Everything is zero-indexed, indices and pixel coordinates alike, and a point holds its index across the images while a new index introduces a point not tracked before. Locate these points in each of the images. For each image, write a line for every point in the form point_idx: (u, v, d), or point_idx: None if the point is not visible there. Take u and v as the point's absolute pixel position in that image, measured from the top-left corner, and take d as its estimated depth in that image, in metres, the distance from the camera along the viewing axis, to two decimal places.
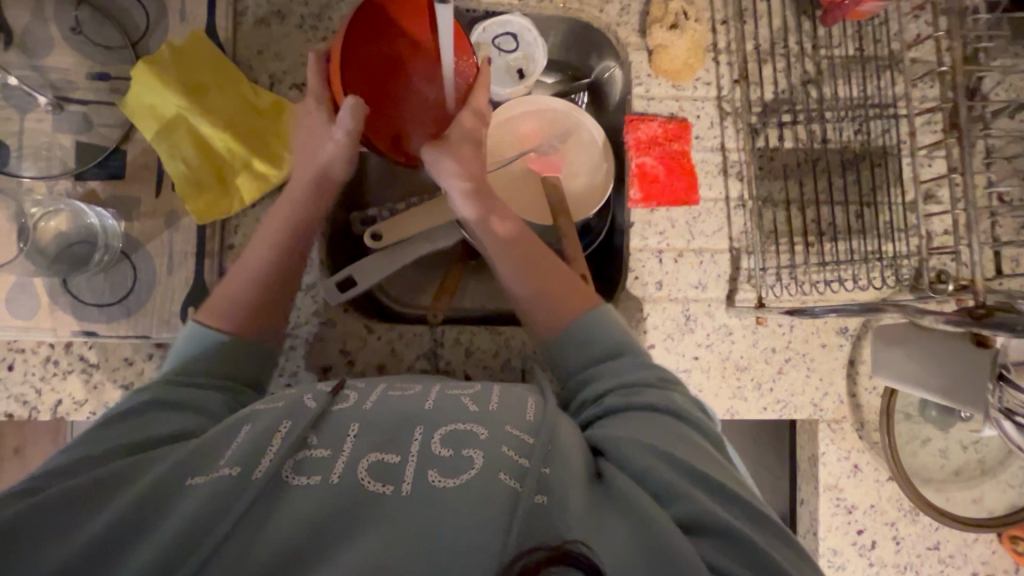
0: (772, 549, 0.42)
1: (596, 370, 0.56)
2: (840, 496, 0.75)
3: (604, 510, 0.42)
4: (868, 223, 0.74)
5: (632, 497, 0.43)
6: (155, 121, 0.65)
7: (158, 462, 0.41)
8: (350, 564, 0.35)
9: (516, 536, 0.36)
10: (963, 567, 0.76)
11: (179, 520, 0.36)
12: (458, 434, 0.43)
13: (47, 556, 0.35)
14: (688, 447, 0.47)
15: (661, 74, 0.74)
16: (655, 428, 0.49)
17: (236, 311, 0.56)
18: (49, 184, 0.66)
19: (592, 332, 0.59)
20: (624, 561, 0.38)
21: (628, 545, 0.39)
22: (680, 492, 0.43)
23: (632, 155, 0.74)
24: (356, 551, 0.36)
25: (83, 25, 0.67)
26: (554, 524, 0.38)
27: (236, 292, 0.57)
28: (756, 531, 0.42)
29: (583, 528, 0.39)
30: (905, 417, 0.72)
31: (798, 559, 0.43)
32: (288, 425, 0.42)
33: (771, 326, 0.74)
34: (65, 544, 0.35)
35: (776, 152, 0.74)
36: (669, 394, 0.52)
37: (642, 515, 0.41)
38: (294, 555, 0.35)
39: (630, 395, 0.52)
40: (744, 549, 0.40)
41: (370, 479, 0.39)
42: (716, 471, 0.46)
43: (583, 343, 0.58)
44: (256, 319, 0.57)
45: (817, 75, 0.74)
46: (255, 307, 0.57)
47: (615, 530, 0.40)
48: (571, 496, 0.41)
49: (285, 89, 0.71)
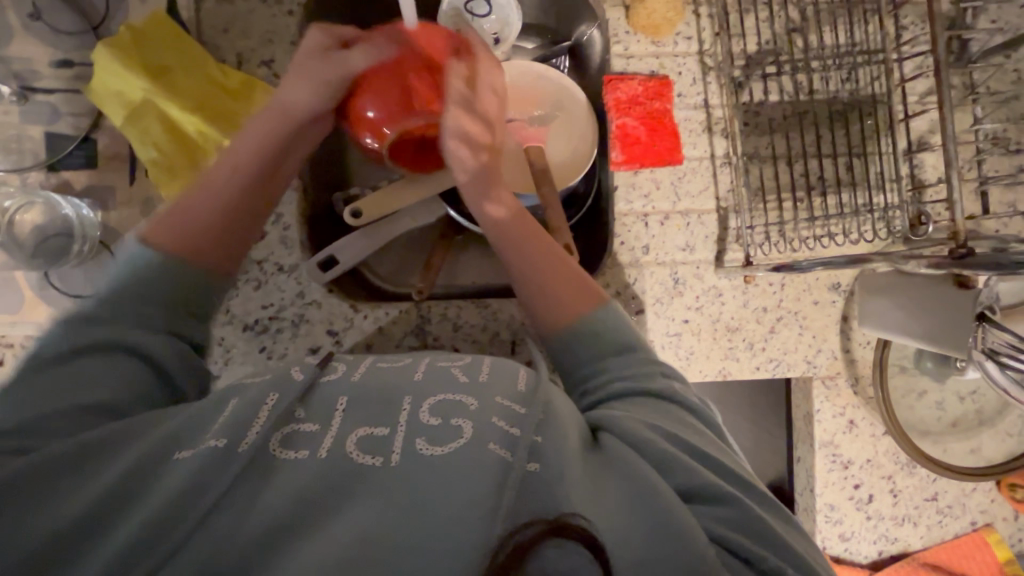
0: (764, 514, 0.43)
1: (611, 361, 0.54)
2: (836, 452, 0.74)
3: (602, 476, 0.42)
4: (859, 175, 0.72)
5: (635, 466, 0.43)
6: (124, 107, 0.63)
7: (141, 437, 0.40)
8: (343, 534, 0.35)
9: (507, 505, 0.36)
10: (962, 516, 0.76)
11: (164, 493, 0.35)
12: (447, 405, 0.42)
13: (30, 531, 0.34)
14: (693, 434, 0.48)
15: (639, 30, 0.72)
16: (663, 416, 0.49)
17: (181, 239, 0.51)
18: (23, 177, 0.65)
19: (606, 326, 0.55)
20: (624, 529, 0.38)
21: (625, 510, 0.40)
22: (676, 461, 0.44)
23: (613, 116, 0.71)
24: (336, 529, 0.35)
25: (41, 11, 0.66)
26: (547, 490, 0.38)
27: (184, 217, 0.51)
28: (744, 493, 0.44)
29: (578, 492, 0.39)
30: (900, 369, 0.71)
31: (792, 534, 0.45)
32: (274, 398, 0.41)
33: (761, 285, 0.72)
34: (48, 519, 0.35)
35: (761, 106, 0.72)
36: (660, 369, 0.54)
37: (644, 484, 0.41)
38: (285, 524, 0.35)
39: (639, 365, 0.53)
40: (740, 513, 0.42)
41: (358, 451, 0.39)
42: (707, 442, 0.47)
43: (591, 338, 0.54)
44: (198, 251, 0.51)
45: (802, 22, 0.71)
46: (198, 238, 0.51)
47: (612, 496, 0.41)
48: (569, 463, 0.41)
49: (254, 68, 0.69)
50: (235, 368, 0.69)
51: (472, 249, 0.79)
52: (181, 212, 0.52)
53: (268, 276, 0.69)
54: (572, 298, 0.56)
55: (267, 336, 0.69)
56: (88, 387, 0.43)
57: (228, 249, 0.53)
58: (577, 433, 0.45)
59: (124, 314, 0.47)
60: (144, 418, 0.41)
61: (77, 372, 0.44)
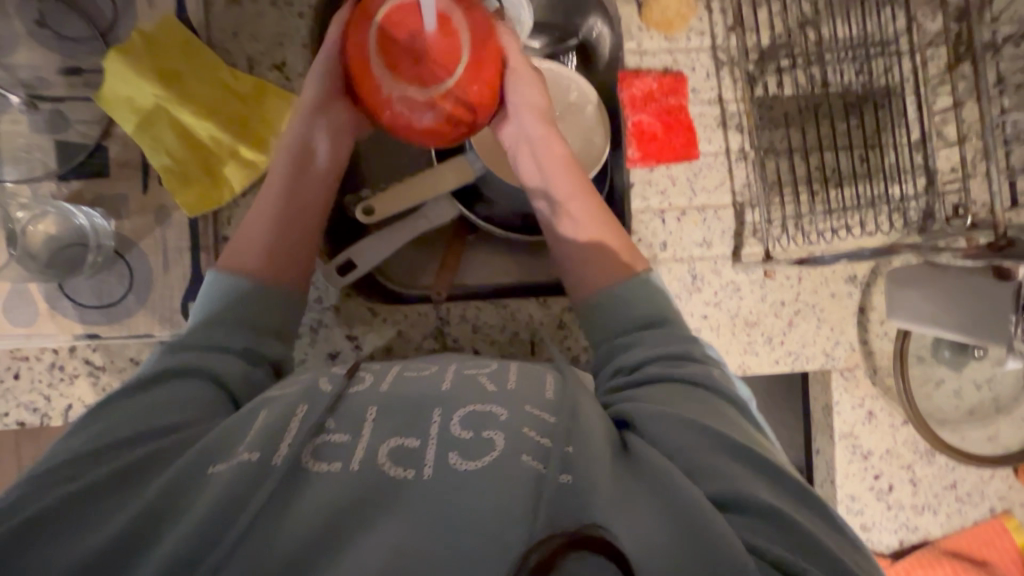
0: (806, 520, 0.40)
1: (638, 335, 0.54)
2: (855, 443, 0.75)
3: (634, 487, 0.41)
4: (873, 167, 0.72)
5: (665, 472, 0.42)
6: (134, 114, 0.63)
7: (179, 449, 0.40)
8: (378, 550, 0.34)
9: (543, 517, 0.36)
10: (981, 503, 0.77)
11: (203, 506, 0.35)
12: (477, 416, 0.42)
13: (74, 549, 0.34)
14: (724, 422, 0.46)
15: (652, 26, 0.71)
16: (690, 402, 0.47)
17: (253, 256, 0.54)
18: (34, 187, 0.64)
19: (631, 297, 0.56)
20: (658, 543, 0.37)
21: (659, 524, 0.38)
22: (707, 464, 0.42)
23: (627, 112, 0.71)
24: (369, 544, 0.35)
25: (46, 17, 0.64)
26: (582, 503, 0.37)
27: (250, 236, 0.55)
28: (783, 494, 0.42)
29: (611, 504, 0.38)
30: (918, 360, 0.72)
31: (840, 536, 0.41)
32: (304, 410, 0.41)
33: (779, 279, 0.72)
34: (92, 536, 0.34)
35: (776, 100, 0.72)
36: (692, 355, 0.52)
37: (676, 493, 0.40)
38: (320, 540, 0.35)
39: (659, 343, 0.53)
40: (780, 518, 0.39)
41: (391, 465, 0.39)
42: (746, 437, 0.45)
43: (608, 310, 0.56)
44: (275, 270, 0.54)
45: (815, 15, 0.71)
46: (274, 256, 0.55)
47: (644, 508, 0.39)
48: (599, 470, 0.40)
49: (265, 71, 0.68)
50: None
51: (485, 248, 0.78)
52: (245, 240, 0.55)
53: None
54: (602, 270, 0.58)
55: None
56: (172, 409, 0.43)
57: (298, 264, 0.56)
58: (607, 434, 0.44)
59: (213, 343, 0.49)
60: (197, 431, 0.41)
61: (165, 394, 0.44)
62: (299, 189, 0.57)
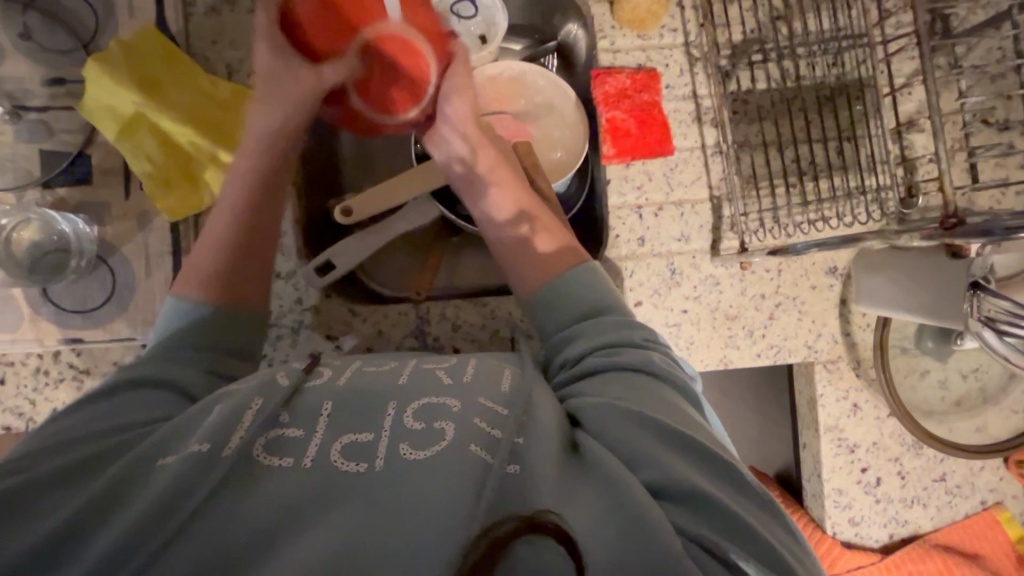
0: (737, 503, 0.41)
1: (583, 325, 0.55)
2: (841, 436, 0.74)
3: (579, 478, 0.41)
4: (849, 158, 0.73)
5: (607, 462, 0.42)
6: (115, 122, 0.64)
7: (132, 445, 0.40)
8: (321, 542, 0.34)
9: (486, 505, 0.35)
10: (972, 496, 0.76)
11: (150, 497, 0.35)
12: (431, 409, 0.42)
13: (25, 534, 0.35)
14: (669, 411, 0.46)
15: (625, 25, 0.72)
16: (633, 390, 0.48)
17: (203, 279, 0.55)
18: (18, 195, 0.66)
19: (575, 288, 0.57)
20: (595, 531, 0.37)
21: (597, 512, 0.38)
22: (641, 450, 0.43)
23: (602, 109, 0.72)
24: (315, 537, 0.35)
25: (31, 30, 0.66)
26: (528, 493, 0.37)
27: (201, 259, 0.56)
28: (724, 487, 0.42)
29: (555, 495, 0.38)
30: (901, 350, 0.71)
31: (775, 526, 0.42)
32: (259, 402, 0.41)
33: (758, 272, 0.72)
34: (42, 523, 0.35)
35: (749, 94, 0.73)
36: (635, 337, 0.53)
37: (617, 484, 0.40)
38: (266, 531, 0.35)
39: (607, 336, 0.53)
40: (715, 507, 0.40)
41: (343, 459, 0.38)
42: (686, 425, 0.45)
43: (562, 300, 0.57)
44: (227, 289, 0.55)
45: (786, 9, 0.72)
46: (228, 276, 0.55)
47: (585, 497, 0.39)
48: (544, 461, 0.40)
49: (244, 78, 0.70)
50: None
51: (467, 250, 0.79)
52: (197, 265, 0.56)
53: None
54: (554, 261, 0.59)
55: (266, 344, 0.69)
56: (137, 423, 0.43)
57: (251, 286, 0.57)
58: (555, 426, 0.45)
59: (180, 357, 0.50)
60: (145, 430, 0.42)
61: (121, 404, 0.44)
62: (259, 213, 0.58)
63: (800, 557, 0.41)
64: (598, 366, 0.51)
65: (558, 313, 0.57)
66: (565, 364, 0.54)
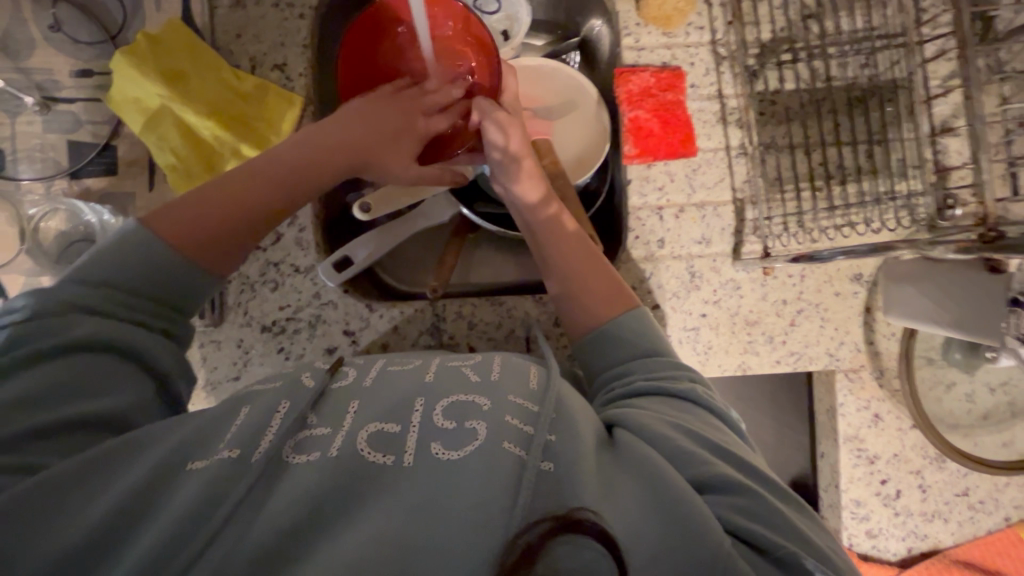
0: (783, 510, 0.42)
1: (636, 364, 0.53)
2: (861, 447, 0.72)
3: (619, 473, 0.42)
4: (880, 162, 0.71)
5: (650, 460, 0.42)
6: (141, 115, 0.65)
7: (156, 444, 0.41)
8: (361, 539, 0.34)
9: (525, 504, 0.35)
10: (995, 512, 0.74)
11: (185, 499, 0.36)
12: (461, 407, 0.42)
13: (55, 541, 0.35)
14: (714, 431, 0.47)
15: (650, 22, 0.71)
16: (680, 412, 0.48)
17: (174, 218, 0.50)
18: (47, 185, 0.67)
19: (637, 329, 0.55)
20: (638, 522, 0.38)
21: (640, 504, 0.39)
22: (691, 455, 0.43)
23: (624, 109, 0.71)
24: (354, 534, 0.35)
25: (61, 22, 0.67)
26: (563, 487, 0.38)
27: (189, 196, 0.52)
28: (767, 491, 0.43)
29: (594, 489, 0.39)
30: (927, 361, 0.69)
31: (815, 529, 0.43)
32: (286, 406, 0.42)
33: (780, 277, 0.71)
34: (69, 532, 0.35)
35: (777, 95, 0.71)
36: (682, 365, 0.53)
37: (661, 478, 0.41)
38: (301, 526, 0.35)
39: (658, 366, 0.52)
40: (757, 505, 0.41)
41: (370, 449, 0.39)
42: (732, 444, 0.46)
43: (617, 343, 0.55)
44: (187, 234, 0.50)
45: (817, 8, 0.70)
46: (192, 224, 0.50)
47: (625, 490, 0.40)
48: (581, 456, 0.41)
49: (266, 72, 0.70)
50: (254, 369, 0.69)
51: (485, 247, 0.80)
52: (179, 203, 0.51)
53: (284, 277, 0.69)
54: (602, 293, 0.57)
55: (285, 338, 0.69)
56: (69, 391, 0.43)
57: (216, 248, 0.51)
58: (592, 427, 0.45)
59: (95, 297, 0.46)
60: (156, 429, 0.42)
61: (49, 368, 0.43)
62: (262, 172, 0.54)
63: (840, 557, 0.42)
64: (647, 388, 0.50)
65: (610, 349, 0.55)
66: (612, 384, 0.53)
